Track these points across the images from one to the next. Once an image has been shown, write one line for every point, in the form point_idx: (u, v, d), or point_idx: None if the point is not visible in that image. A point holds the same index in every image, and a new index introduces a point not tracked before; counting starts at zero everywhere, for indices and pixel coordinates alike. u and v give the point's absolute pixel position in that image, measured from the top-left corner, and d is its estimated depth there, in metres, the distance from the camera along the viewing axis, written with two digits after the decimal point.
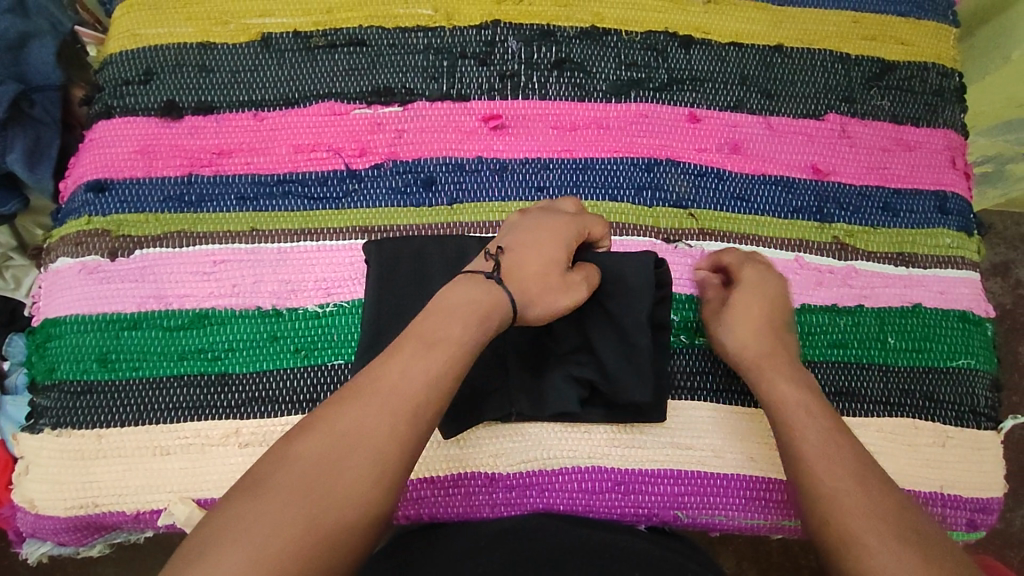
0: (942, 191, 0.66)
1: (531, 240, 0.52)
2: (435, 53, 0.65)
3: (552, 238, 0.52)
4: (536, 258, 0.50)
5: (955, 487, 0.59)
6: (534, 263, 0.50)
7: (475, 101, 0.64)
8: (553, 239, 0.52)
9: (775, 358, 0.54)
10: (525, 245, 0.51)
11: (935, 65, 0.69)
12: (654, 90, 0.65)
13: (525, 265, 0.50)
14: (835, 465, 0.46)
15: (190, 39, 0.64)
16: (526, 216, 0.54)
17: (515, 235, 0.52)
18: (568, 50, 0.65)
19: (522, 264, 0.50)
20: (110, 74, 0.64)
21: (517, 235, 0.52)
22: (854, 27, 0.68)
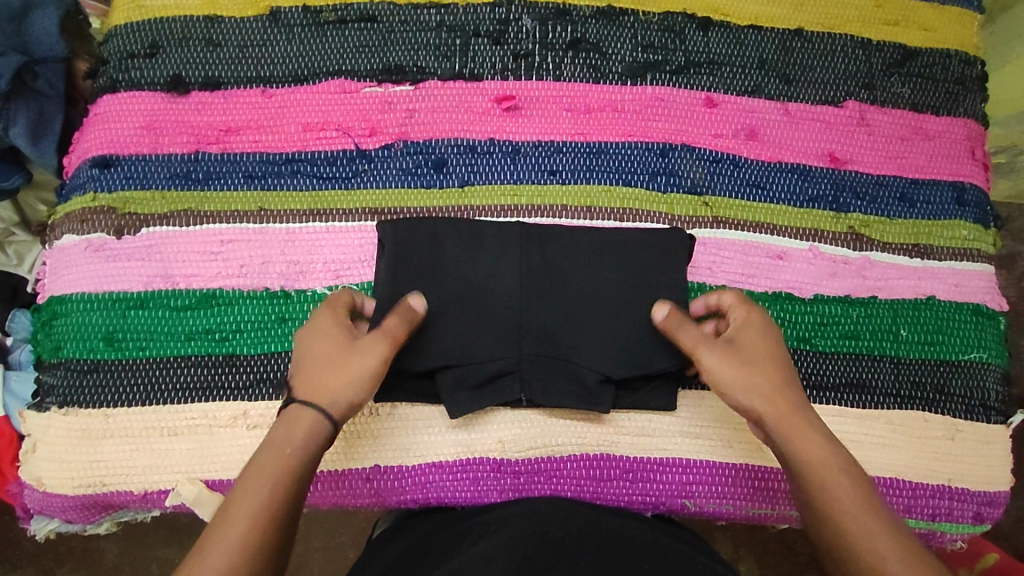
0: (960, 182, 0.65)
1: (342, 352, 0.49)
2: (448, 31, 0.63)
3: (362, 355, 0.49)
4: (346, 371, 0.49)
5: (962, 481, 0.59)
6: (336, 377, 0.49)
7: (488, 81, 0.63)
8: (339, 353, 0.49)
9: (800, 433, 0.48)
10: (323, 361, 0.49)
11: (958, 52, 0.67)
12: (670, 73, 0.64)
13: (323, 378, 0.49)
14: (835, 479, 0.47)
15: (196, 12, 0.63)
16: (321, 326, 0.51)
17: (301, 356, 0.50)
18: (584, 30, 0.64)
19: (333, 382, 0.48)
20: (114, 46, 0.62)
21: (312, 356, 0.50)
22: (876, 11, 0.67)
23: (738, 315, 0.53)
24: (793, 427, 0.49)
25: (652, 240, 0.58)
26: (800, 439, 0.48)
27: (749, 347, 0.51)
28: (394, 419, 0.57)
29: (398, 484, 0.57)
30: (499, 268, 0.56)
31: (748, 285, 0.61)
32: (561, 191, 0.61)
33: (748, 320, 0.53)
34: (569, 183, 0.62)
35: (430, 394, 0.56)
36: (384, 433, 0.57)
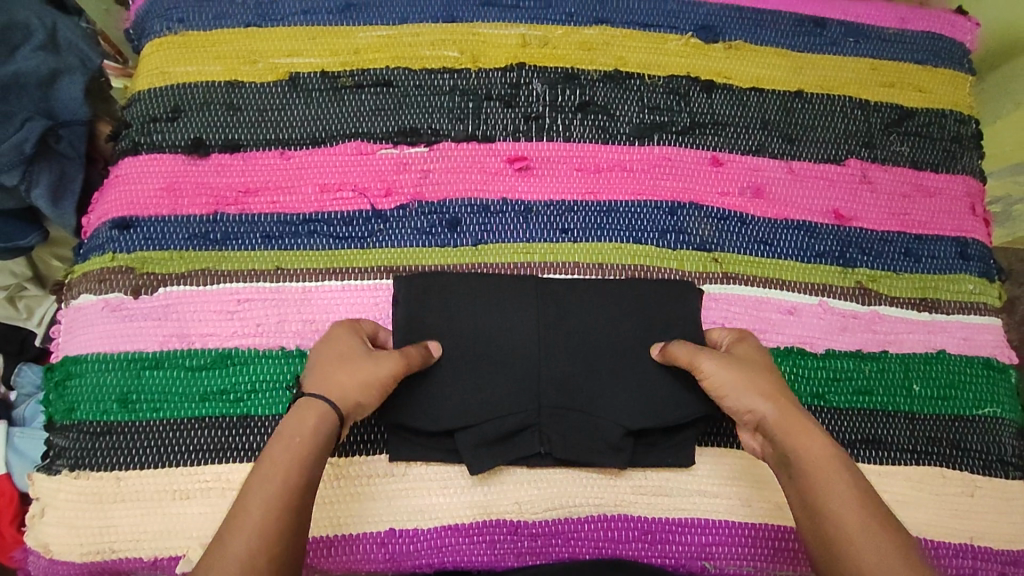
0: (962, 237, 0.66)
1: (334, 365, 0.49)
2: (460, 94, 0.65)
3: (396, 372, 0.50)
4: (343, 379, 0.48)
5: (985, 540, 0.59)
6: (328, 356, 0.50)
7: (500, 142, 0.64)
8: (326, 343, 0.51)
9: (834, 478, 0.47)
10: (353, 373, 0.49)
11: (952, 112, 0.70)
12: (677, 134, 0.66)
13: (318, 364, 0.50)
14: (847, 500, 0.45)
15: (218, 78, 0.65)
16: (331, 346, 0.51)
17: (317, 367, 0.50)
18: (592, 93, 0.66)
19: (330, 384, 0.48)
20: (138, 111, 0.64)
21: (345, 365, 0.49)
22: (872, 74, 0.70)
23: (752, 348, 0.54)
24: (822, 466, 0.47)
25: (663, 295, 0.59)
26: (836, 494, 0.46)
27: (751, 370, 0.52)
28: (409, 480, 0.56)
29: (412, 548, 0.56)
30: (514, 328, 0.57)
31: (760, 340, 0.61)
32: (573, 249, 0.62)
33: (737, 335, 0.56)
34: (581, 241, 0.63)
35: (445, 453, 0.56)
36: (399, 495, 0.56)
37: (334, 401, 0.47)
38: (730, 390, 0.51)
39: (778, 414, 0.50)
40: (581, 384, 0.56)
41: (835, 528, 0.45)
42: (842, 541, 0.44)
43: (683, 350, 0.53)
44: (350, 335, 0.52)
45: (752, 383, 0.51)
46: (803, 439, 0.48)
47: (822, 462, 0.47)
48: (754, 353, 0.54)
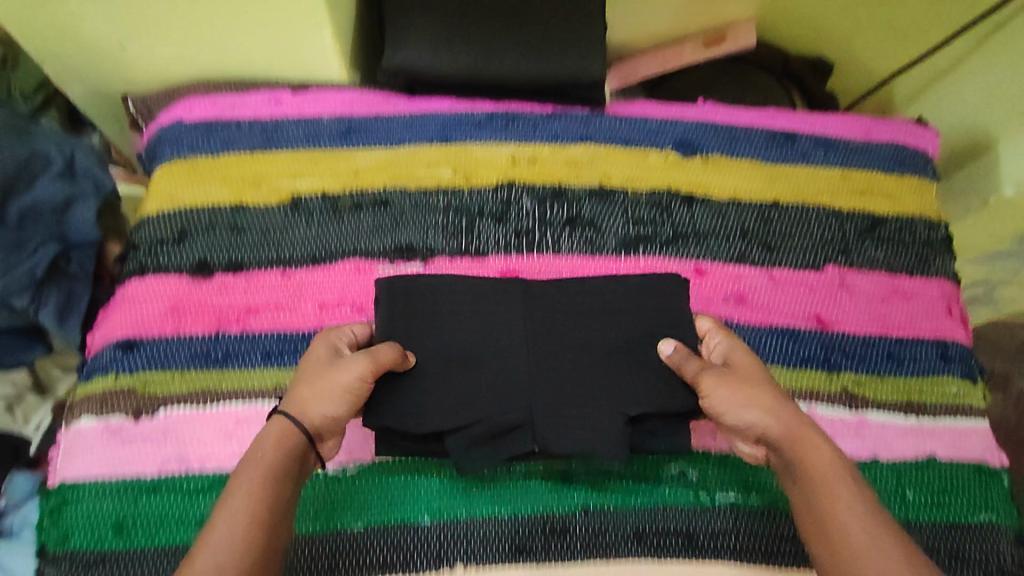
0: (942, 339, 0.68)
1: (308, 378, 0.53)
2: (454, 212, 0.69)
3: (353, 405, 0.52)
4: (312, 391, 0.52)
5: None
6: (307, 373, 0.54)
7: (492, 257, 0.67)
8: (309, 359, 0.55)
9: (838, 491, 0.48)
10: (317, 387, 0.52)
11: (922, 217, 0.74)
12: (661, 245, 0.69)
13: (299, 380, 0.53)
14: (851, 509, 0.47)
15: (224, 201, 0.69)
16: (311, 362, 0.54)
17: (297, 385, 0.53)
18: (579, 208, 0.70)
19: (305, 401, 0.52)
20: (146, 234, 0.67)
21: (313, 380, 0.52)
22: (842, 182, 0.74)
23: (740, 356, 0.56)
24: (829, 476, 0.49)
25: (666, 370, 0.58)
26: (844, 504, 0.47)
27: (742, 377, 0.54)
28: None
29: None
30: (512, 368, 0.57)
31: None
32: None
33: (729, 344, 0.58)
34: None
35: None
36: None
37: (297, 418, 0.51)
38: (740, 408, 0.52)
39: (789, 434, 0.51)
40: (571, 271, 0.61)
41: (837, 532, 0.47)
42: (840, 543, 0.46)
43: (691, 369, 0.54)
44: (328, 342, 0.56)
45: (754, 401, 0.52)
46: (811, 446, 0.51)
47: (830, 473, 0.49)
48: (751, 369, 0.55)
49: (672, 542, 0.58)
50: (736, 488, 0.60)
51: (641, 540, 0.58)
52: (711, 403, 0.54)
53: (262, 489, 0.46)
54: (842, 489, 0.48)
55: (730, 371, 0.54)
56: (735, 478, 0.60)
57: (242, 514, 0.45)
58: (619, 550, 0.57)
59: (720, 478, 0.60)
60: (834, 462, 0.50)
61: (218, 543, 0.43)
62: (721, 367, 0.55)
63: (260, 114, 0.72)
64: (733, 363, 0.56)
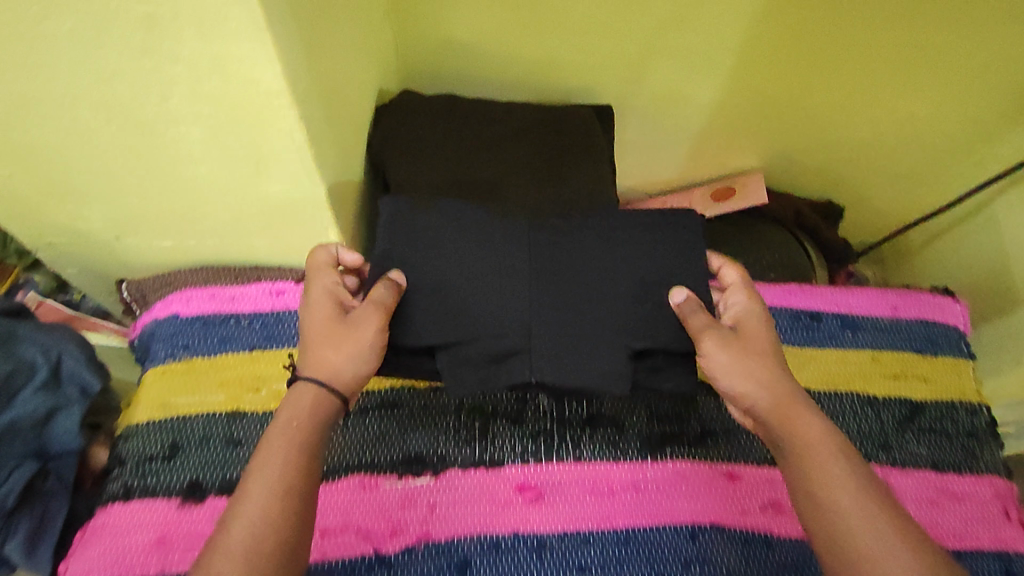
0: (1004, 550, 0.62)
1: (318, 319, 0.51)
2: (467, 413, 0.65)
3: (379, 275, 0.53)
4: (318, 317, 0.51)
5: None
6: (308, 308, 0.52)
7: (508, 466, 0.63)
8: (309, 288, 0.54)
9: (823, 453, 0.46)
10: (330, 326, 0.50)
11: (961, 402, 0.70)
12: (688, 445, 0.65)
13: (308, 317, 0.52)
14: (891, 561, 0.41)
15: (219, 407, 0.64)
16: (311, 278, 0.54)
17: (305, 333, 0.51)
18: (599, 404, 0.67)
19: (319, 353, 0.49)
20: (133, 447, 0.62)
21: (321, 303, 0.52)
22: (873, 365, 0.70)
23: (738, 292, 0.55)
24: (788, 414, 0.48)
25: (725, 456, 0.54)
26: (845, 515, 0.44)
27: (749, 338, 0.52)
28: None
29: None
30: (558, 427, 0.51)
31: None
32: None
33: (746, 305, 0.54)
34: None
35: None
36: None
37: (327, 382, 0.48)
38: (733, 369, 0.50)
39: (785, 409, 0.49)
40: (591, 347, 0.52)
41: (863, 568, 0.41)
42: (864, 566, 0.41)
43: (698, 321, 0.51)
44: (323, 284, 0.54)
45: (751, 370, 0.50)
46: (798, 421, 0.48)
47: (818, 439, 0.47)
48: (760, 340, 0.52)
49: None
50: None
51: None
52: (708, 364, 0.51)
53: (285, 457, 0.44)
54: (852, 498, 0.44)
55: (736, 337, 0.51)
56: None
57: (271, 490, 0.43)
58: None
59: None
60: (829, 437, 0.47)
61: (245, 524, 0.41)
62: (727, 332, 0.51)
63: (262, 307, 0.69)
64: (742, 328, 0.53)
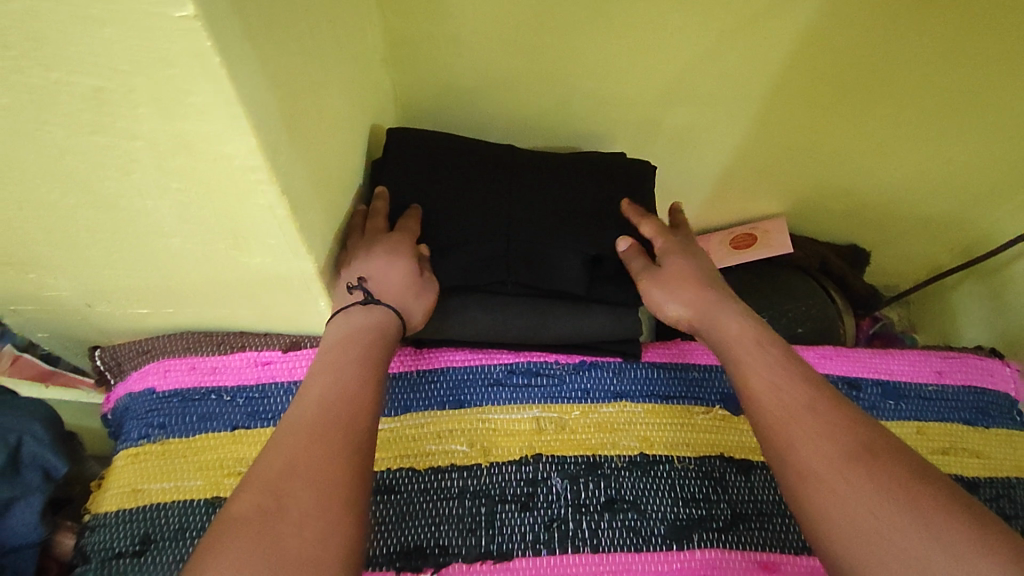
0: None
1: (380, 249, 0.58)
2: (472, 497, 0.59)
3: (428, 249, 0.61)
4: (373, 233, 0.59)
5: None
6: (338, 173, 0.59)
7: (518, 559, 0.56)
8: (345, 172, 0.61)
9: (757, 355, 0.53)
10: (404, 280, 0.58)
11: (1019, 479, 0.63)
12: (718, 531, 0.59)
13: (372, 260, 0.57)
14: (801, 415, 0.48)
15: (198, 494, 0.58)
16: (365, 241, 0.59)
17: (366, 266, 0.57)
18: (618, 485, 0.60)
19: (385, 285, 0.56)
20: (100, 540, 0.56)
21: (395, 254, 0.58)
22: (920, 439, 0.64)
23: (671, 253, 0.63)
24: (714, 330, 0.57)
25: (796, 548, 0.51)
26: (770, 388, 0.51)
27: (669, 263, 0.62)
28: None
29: None
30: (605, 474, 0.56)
31: None
32: None
33: (670, 249, 0.63)
34: None
35: None
36: None
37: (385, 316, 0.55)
38: (666, 293, 0.60)
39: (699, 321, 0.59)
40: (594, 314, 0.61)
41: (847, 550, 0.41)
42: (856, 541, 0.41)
43: (637, 265, 0.61)
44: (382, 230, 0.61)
45: (677, 291, 0.60)
46: (722, 328, 0.57)
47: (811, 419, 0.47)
48: (684, 267, 0.61)
49: None
50: None
51: None
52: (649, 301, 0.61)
53: (318, 444, 0.45)
54: (841, 467, 0.44)
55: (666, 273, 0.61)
56: None
57: (302, 435, 0.46)
58: None
59: None
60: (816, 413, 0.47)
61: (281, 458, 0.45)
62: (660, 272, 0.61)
63: (246, 380, 0.63)
64: (670, 262, 0.62)
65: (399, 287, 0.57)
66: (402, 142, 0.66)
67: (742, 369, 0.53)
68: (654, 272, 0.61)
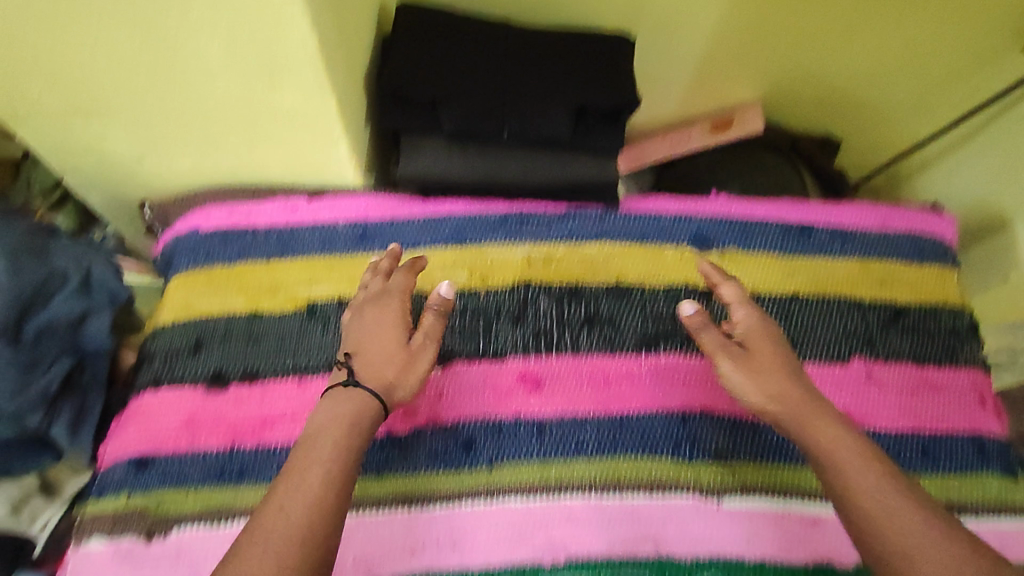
0: (976, 433, 0.67)
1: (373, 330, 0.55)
2: (471, 314, 0.69)
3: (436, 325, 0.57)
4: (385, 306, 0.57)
5: None
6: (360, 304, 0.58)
7: (511, 360, 0.67)
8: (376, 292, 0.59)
9: (817, 404, 0.52)
10: (388, 357, 0.53)
11: (946, 306, 0.72)
12: (680, 343, 0.69)
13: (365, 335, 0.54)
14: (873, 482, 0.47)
15: (239, 310, 0.68)
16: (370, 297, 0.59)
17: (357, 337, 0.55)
18: (596, 306, 0.70)
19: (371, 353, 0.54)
20: (161, 345, 0.67)
21: (383, 324, 0.55)
22: (862, 274, 0.73)
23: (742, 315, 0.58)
24: (807, 422, 0.51)
25: None
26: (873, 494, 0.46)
27: (759, 350, 0.56)
28: None
29: None
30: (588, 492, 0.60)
31: (785, 556, 0.61)
32: (588, 466, 0.63)
33: (748, 318, 0.58)
34: (595, 457, 0.63)
35: None
36: None
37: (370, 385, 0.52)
38: (744, 373, 0.54)
39: (788, 402, 0.53)
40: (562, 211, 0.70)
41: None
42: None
43: (708, 337, 0.57)
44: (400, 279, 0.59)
45: (768, 377, 0.54)
46: (816, 427, 0.51)
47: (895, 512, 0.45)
48: (768, 350, 0.55)
49: None
50: None
51: None
52: (727, 383, 0.56)
53: None
54: (916, 543, 0.43)
55: (747, 356, 0.55)
56: None
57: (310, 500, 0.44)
58: None
59: None
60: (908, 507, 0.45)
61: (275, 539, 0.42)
62: (741, 353, 0.56)
63: (277, 221, 0.73)
64: (750, 345, 0.56)
65: (377, 363, 0.53)
66: (409, 15, 0.74)
67: (839, 467, 0.48)
68: (738, 353, 0.56)
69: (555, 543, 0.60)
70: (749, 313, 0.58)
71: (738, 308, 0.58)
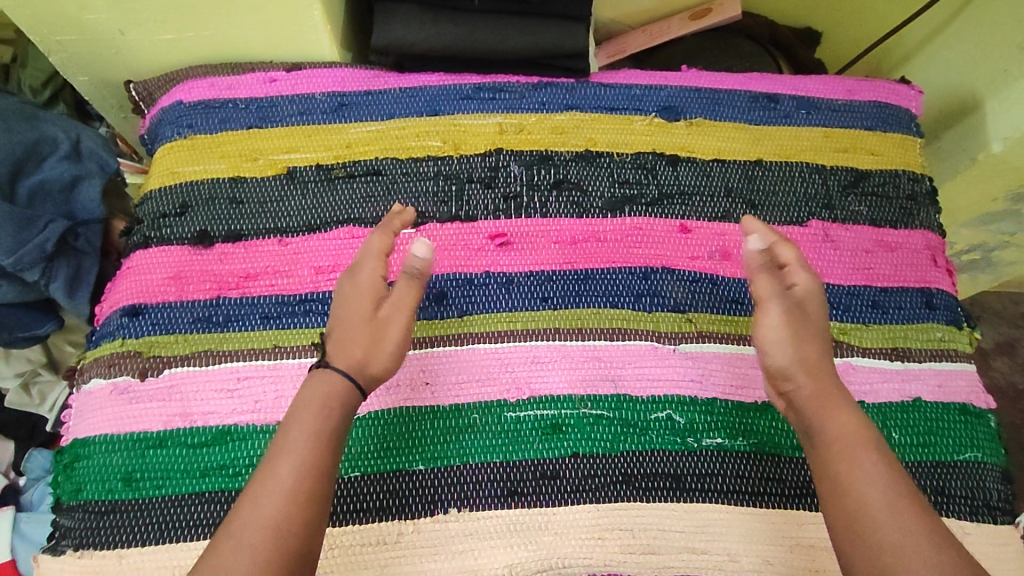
0: (926, 288, 0.70)
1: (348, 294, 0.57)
2: (444, 179, 0.71)
3: (409, 290, 0.57)
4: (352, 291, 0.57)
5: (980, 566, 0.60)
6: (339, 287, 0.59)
7: (482, 220, 0.69)
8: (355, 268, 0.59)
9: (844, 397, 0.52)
10: (354, 336, 0.55)
11: (905, 171, 0.75)
12: (646, 205, 0.71)
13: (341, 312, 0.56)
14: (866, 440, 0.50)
15: (222, 175, 0.71)
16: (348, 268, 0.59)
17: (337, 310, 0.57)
18: (565, 171, 0.72)
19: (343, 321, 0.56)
20: (149, 208, 0.70)
21: (350, 298, 0.56)
22: (826, 141, 0.75)
23: (790, 253, 0.56)
24: (828, 404, 0.52)
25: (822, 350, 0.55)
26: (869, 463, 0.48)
27: (809, 324, 0.54)
28: (402, 547, 0.58)
29: None
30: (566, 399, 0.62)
31: (738, 395, 0.64)
32: (552, 315, 0.66)
33: (805, 279, 0.56)
34: (560, 308, 0.66)
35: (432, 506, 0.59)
36: (388, 564, 0.58)
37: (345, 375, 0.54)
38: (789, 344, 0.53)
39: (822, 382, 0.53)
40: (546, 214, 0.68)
41: (863, 510, 0.47)
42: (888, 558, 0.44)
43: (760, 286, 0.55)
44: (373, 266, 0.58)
45: (804, 347, 0.53)
46: (835, 414, 0.51)
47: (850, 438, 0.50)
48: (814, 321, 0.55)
49: (660, 483, 0.61)
50: (724, 433, 0.63)
51: (629, 483, 0.61)
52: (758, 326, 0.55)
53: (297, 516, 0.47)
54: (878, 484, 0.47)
55: (798, 314, 0.54)
56: (723, 424, 0.63)
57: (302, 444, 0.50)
58: (608, 492, 0.60)
59: (708, 424, 0.63)
60: (856, 433, 0.50)
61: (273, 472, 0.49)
62: (790, 306, 0.54)
63: (257, 94, 0.75)
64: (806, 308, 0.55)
65: (347, 343, 0.55)
66: None
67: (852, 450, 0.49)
68: (791, 317, 0.54)
69: (521, 383, 0.63)
70: (806, 277, 0.56)
71: (795, 270, 0.56)
